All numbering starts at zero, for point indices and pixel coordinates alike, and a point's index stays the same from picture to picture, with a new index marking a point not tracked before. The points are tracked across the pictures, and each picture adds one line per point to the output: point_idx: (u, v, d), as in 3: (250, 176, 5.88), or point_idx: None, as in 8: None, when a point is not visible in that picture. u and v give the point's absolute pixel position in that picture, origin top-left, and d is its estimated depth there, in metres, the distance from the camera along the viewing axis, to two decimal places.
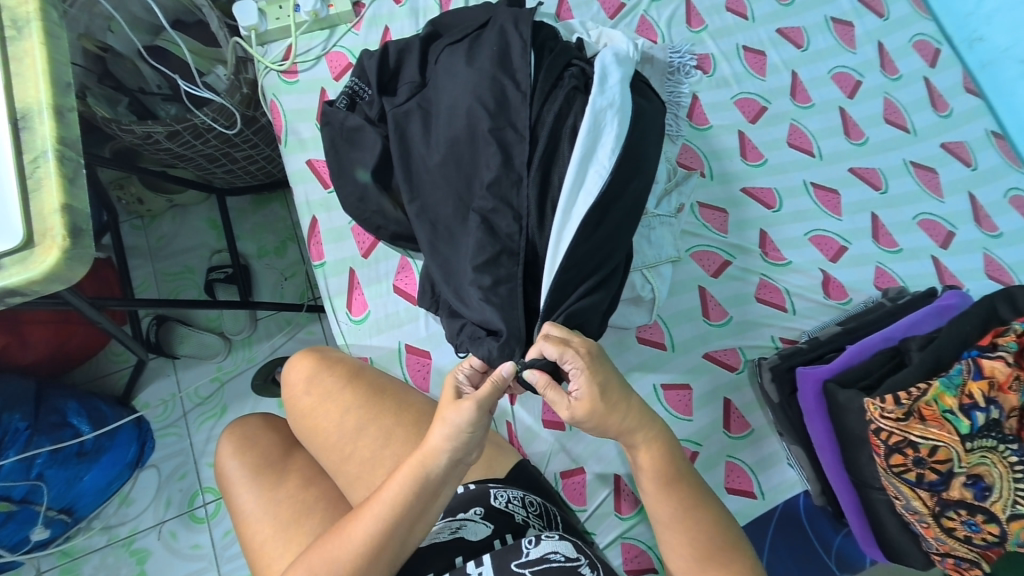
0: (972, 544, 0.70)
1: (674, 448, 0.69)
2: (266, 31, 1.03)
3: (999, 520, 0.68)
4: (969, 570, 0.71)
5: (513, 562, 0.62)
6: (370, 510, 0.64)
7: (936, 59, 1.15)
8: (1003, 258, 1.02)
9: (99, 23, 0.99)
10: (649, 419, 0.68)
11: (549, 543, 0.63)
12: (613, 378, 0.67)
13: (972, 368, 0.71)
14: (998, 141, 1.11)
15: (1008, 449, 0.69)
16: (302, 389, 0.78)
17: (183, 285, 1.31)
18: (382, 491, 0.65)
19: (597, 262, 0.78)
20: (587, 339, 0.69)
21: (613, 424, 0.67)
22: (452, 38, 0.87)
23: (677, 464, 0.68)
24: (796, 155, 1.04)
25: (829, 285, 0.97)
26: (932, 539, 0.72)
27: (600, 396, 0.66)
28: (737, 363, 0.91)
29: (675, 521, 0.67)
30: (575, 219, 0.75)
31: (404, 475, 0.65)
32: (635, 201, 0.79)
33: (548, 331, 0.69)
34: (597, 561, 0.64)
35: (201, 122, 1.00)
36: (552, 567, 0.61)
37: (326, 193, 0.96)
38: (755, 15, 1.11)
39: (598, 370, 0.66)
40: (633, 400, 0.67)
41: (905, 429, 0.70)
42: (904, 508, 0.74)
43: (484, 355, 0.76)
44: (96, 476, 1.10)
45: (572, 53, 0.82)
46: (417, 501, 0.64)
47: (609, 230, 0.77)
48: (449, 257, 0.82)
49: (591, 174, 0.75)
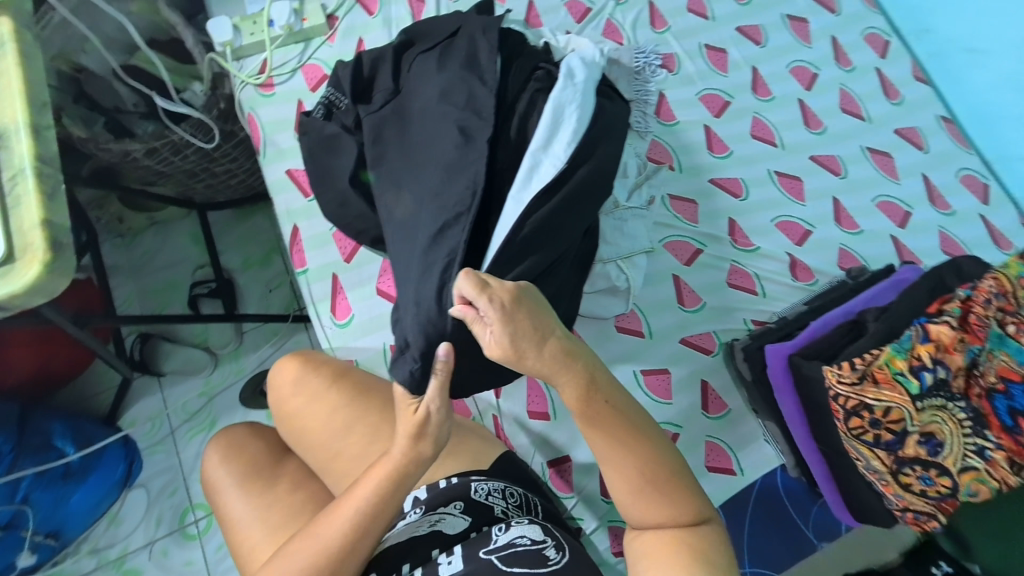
0: (928, 497, 0.73)
1: (605, 380, 0.64)
2: (240, 45, 1.05)
3: (951, 473, 0.71)
4: (927, 523, 0.74)
5: (483, 549, 0.64)
6: (340, 512, 0.66)
7: (886, 50, 1.22)
8: (958, 235, 1.08)
9: (73, 43, 1.01)
10: (575, 354, 0.62)
11: (517, 529, 0.65)
12: (527, 322, 0.60)
13: (920, 333, 0.73)
14: (948, 125, 1.18)
15: (957, 406, 0.71)
16: (288, 390, 0.80)
17: (167, 300, 1.31)
18: (355, 489, 0.67)
19: (555, 231, 0.75)
20: (505, 283, 0.61)
21: (530, 357, 0.61)
22: (425, 47, 0.90)
23: (608, 399, 0.64)
24: (760, 147, 1.09)
25: (795, 268, 1.01)
26: (891, 496, 0.75)
27: (508, 344, 0.60)
28: (713, 347, 0.94)
29: (610, 454, 0.64)
30: (531, 200, 0.73)
31: (375, 478, 0.67)
32: (592, 179, 0.77)
33: (469, 269, 0.61)
34: (563, 542, 0.65)
35: (179, 138, 1.04)
36: (519, 550, 0.63)
37: (306, 201, 0.98)
38: (715, 15, 1.17)
39: (520, 311, 0.60)
40: (551, 343, 0.61)
41: (860, 393, 0.73)
42: (865, 469, 0.76)
43: (403, 377, 0.70)
44: (83, 497, 1.11)
45: (539, 58, 0.85)
46: (390, 500, 0.67)
47: (563, 208, 0.75)
48: (400, 256, 0.77)
49: (543, 165, 0.75)
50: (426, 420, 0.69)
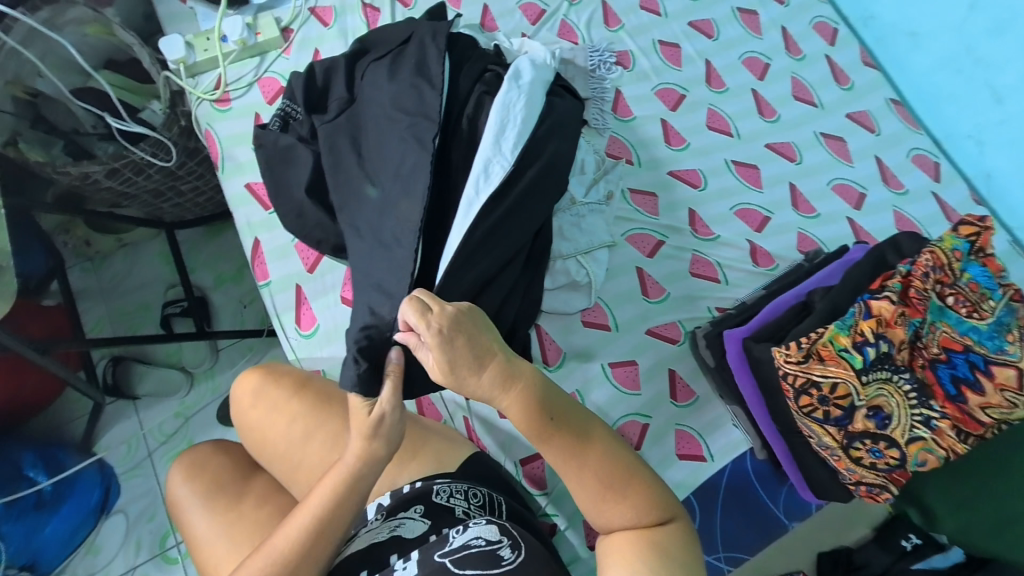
0: (878, 470, 0.74)
1: (551, 393, 0.64)
2: (194, 62, 1.05)
3: (899, 444, 0.72)
4: (880, 495, 0.76)
5: (438, 553, 0.61)
6: (294, 522, 0.65)
7: (835, 38, 1.25)
8: (912, 213, 1.10)
9: (29, 68, 1.01)
10: (517, 372, 0.62)
11: (473, 530, 0.64)
12: (464, 346, 0.60)
13: (863, 310, 0.73)
14: (898, 107, 1.21)
15: (902, 378, 0.73)
16: (249, 403, 0.80)
17: (138, 322, 1.30)
18: (311, 496, 0.67)
19: (510, 228, 0.76)
20: (445, 307, 0.61)
21: (472, 381, 0.61)
22: (376, 55, 0.91)
23: (554, 412, 0.63)
24: (716, 138, 1.11)
25: (756, 254, 1.03)
26: (845, 470, 0.76)
27: (447, 370, 0.60)
28: (678, 335, 0.95)
29: (564, 467, 0.63)
30: (485, 198, 0.73)
31: (328, 481, 0.67)
32: (542, 180, 0.78)
33: (415, 294, 0.62)
34: (519, 540, 0.63)
35: (140, 158, 1.03)
36: (472, 552, 0.61)
37: (266, 214, 0.98)
38: (668, 11, 1.19)
39: (457, 335, 0.60)
40: (490, 365, 0.61)
41: (807, 370, 0.73)
42: (818, 446, 0.77)
43: (350, 382, 0.69)
44: (56, 526, 1.09)
45: (488, 60, 0.86)
46: (345, 504, 0.66)
47: (516, 202, 0.75)
48: (356, 262, 0.77)
49: (492, 169, 0.74)
50: (379, 422, 0.68)
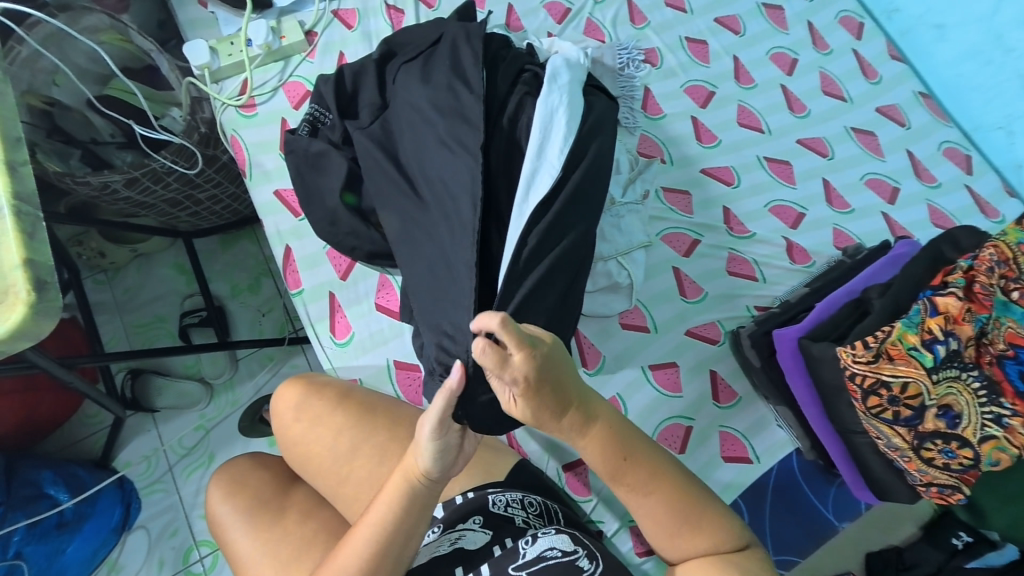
0: (951, 470, 0.74)
1: (624, 431, 0.65)
2: (218, 68, 1.03)
3: (972, 444, 0.72)
4: (952, 495, 0.75)
5: (512, 565, 0.62)
6: (355, 541, 0.63)
7: (861, 32, 1.24)
8: (944, 206, 1.10)
9: (42, 78, 0.98)
10: (594, 411, 0.63)
11: (545, 540, 0.63)
12: (547, 391, 0.59)
13: (928, 306, 0.73)
14: (926, 100, 1.20)
15: (971, 376, 0.71)
16: (291, 416, 0.78)
17: (156, 334, 1.28)
18: (368, 517, 0.64)
19: (561, 232, 0.74)
20: (531, 348, 0.58)
21: (551, 422, 0.62)
22: (407, 56, 0.89)
23: (628, 451, 0.63)
24: (747, 134, 1.09)
25: (793, 251, 1.01)
26: (915, 471, 0.77)
27: (529, 412, 0.60)
28: (717, 336, 0.94)
29: (638, 500, 0.63)
30: (532, 209, 0.73)
31: (385, 502, 0.64)
32: (587, 182, 0.76)
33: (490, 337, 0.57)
34: (595, 550, 0.63)
35: (160, 166, 1.00)
36: (549, 563, 0.61)
37: (296, 221, 0.96)
38: (693, 7, 1.18)
39: (540, 380, 0.59)
40: (570, 407, 0.62)
41: (877, 370, 0.73)
42: (886, 447, 0.78)
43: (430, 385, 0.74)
44: (79, 547, 1.07)
45: (524, 60, 0.84)
46: (405, 524, 0.63)
47: (564, 203, 0.74)
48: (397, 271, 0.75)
49: (541, 175, 0.74)
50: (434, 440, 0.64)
